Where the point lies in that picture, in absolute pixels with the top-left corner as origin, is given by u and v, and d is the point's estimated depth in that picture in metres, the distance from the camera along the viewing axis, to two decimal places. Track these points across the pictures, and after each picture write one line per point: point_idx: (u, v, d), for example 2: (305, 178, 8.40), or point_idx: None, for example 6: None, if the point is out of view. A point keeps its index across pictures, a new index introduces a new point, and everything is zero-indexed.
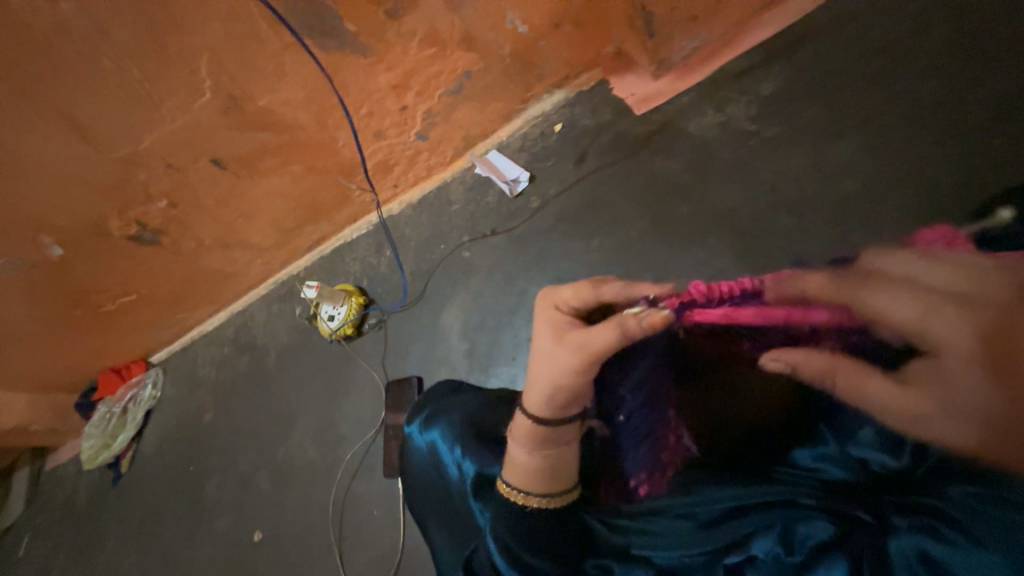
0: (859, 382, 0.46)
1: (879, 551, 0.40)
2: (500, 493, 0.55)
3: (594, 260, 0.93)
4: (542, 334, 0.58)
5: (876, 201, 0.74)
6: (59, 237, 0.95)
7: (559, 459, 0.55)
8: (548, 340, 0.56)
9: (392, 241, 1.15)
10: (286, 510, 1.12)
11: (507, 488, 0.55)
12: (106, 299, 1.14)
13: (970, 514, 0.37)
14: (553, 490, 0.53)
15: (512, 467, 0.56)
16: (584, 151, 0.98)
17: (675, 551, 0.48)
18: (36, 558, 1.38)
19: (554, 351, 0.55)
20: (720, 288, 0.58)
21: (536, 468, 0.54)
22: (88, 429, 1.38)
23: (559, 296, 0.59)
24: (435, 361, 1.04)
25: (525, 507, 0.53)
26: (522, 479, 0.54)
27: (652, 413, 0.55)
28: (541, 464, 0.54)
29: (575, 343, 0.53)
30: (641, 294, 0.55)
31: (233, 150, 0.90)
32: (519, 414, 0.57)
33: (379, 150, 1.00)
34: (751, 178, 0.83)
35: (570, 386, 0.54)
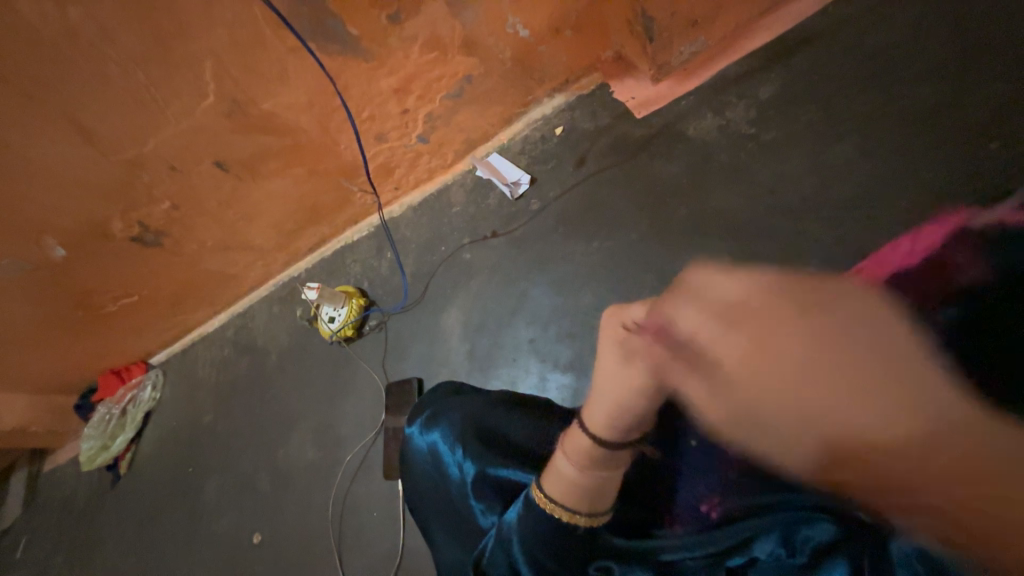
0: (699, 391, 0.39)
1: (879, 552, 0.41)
2: (540, 507, 0.52)
3: (593, 262, 0.94)
4: (613, 351, 0.48)
5: (869, 205, 0.75)
6: (62, 239, 0.95)
7: (610, 480, 0.50)
8: (623, 360, 0.47)
9: (393, 243, 1.15)
10: (285, 511, 1.12)
11: (548, 503, 0.51)
12: (107, 300, 1.14)
13: None
14: (602, 508, 0.51)
15: (557, 482, 0.51)
16: (583, 154, 0.99)
17: (680, 553, 0.49)
18: (33, 560, 1.38)
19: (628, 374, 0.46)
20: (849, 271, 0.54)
21: (586, 488, 0.50)
22: (87, 430, 1.38)
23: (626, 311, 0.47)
24: (436, 363, 1.04)
25: (570, 524, 0.50)
26: (570, 496, 0.50)
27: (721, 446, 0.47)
28: (592, 483, 0.50)
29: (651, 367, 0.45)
30: None
31: (236, 152, 0.91)
32: (577, 431, 0.50)
33: (380, 153, 1.01)
34: (749, 181, 0.84)
35: (643, 411, 0.47)
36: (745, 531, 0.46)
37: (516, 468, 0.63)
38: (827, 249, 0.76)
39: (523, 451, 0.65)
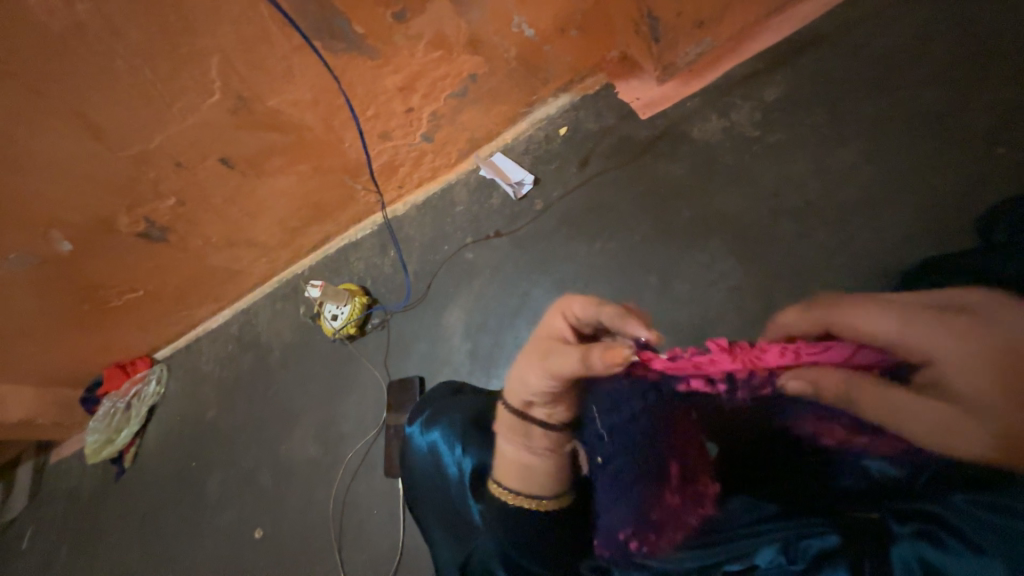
0: (889, 407, 0.39)
1: (880, 554, 0.41)
2: (493, 492, 0.57)
3: (595, 263, 0.93)
4: (542, 326, 0.57)
5: (876, 209, 0.75)
6: (69, 233, 0.96)
7: (540, 463, 0.56)
8: (540, 338, 0.56)
9: (396, 242, 1.16)
10: (286, 506, 1.13)
11: (497, 487, 0.57)
12: (113, 295, 1.15)
13: (966, 521, 0.37)
14: (540, 493, 0.55)
15: (501, 465, 0.58)
16: (587, 154, 0.98)
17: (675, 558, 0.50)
18: (39, 551, 1.40)
19: (530, 343, 0.57)
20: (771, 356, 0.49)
21: (521, 467, 0.56)
22: (93, 423, 1.39)
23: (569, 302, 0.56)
24: (437, 362, 1.05)
25: (515, 506, 0.55)
26: (510, 477, 0.56)
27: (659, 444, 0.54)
28: (524, 463, 0.56)
29: (541, 346, 0.55)
30: (632, 332, 0.50)
31: (241, 149, 0.91)
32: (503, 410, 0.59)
33: (384, 152, 1.01)
34: (754, 184, 0.83)
35: (537, 392, 0.54)
36: (747, 542, 0.48)
37: None
38: (832, 253, 0.75)
39: None
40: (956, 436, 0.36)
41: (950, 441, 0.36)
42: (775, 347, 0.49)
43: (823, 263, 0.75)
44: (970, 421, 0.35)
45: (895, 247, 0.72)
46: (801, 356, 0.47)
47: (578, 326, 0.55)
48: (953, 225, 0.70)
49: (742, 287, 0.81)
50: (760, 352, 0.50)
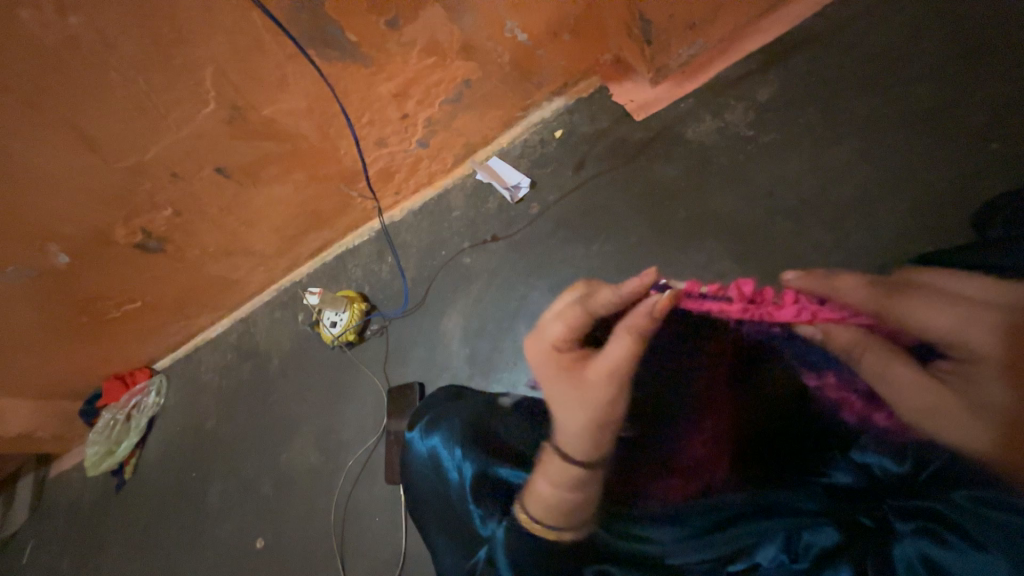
0: (892, 377, 0.53)
1: (882, 548, 0.47)
2: (527, 528, 0.57)
3: (593, 266, 0.94)
4: (543, 360, 0.60)
5: (872, 206, 0.75)
6: (66, 246, 0.96)
7: (584, 494, 0.56)
8: (553, 368, 0.59)
9: (393, 248, 1.16)
10: (288, 516, 1.12)
11: (535, 524, 0.56)
12: (111, 307, 1.15)
13: (961, 514, 0.45)
14: (580, 523, 0.56)
15: (536, 504, 0.57)
16: (583, 157, 0.99)
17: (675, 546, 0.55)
18: (40, 565, 1.39)
19: (549, 377, 0.59)
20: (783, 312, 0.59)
21: (565, 504, 0.56)
22: (93, 436, 1.39)
23: (545, 328, 0.62)
24: (436, 367, 1.04)
25: (558, 542, 0.56)
26: (550, 514, 0.56)
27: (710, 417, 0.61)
28: (567, 506, 0.56)
29: (568, 368, 0.58)
30: (632, 290, 0.56)
31: (237, 158, 0.91)
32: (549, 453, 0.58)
33: (380, 158, 1.01)
34: (750, 183, 0.83)
35: (603, 418, 0.56)
36: (749, 535, 0.53)
37: (519, 470, 0.64)
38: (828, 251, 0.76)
39: (525, 454, 0.66)
40: (939, 419, 0.50)
41: (960, 439, 0.48)
42: (790, 305, 0.59)
43: (820, 261, 0.76)
44: (977, 420, 0.48)
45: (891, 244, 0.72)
46: (818, 315, 0.58)
47: (573, 340, 0.60)
48: (948, 220, 0.70)
49: None
50: (778, 309, 0.60)
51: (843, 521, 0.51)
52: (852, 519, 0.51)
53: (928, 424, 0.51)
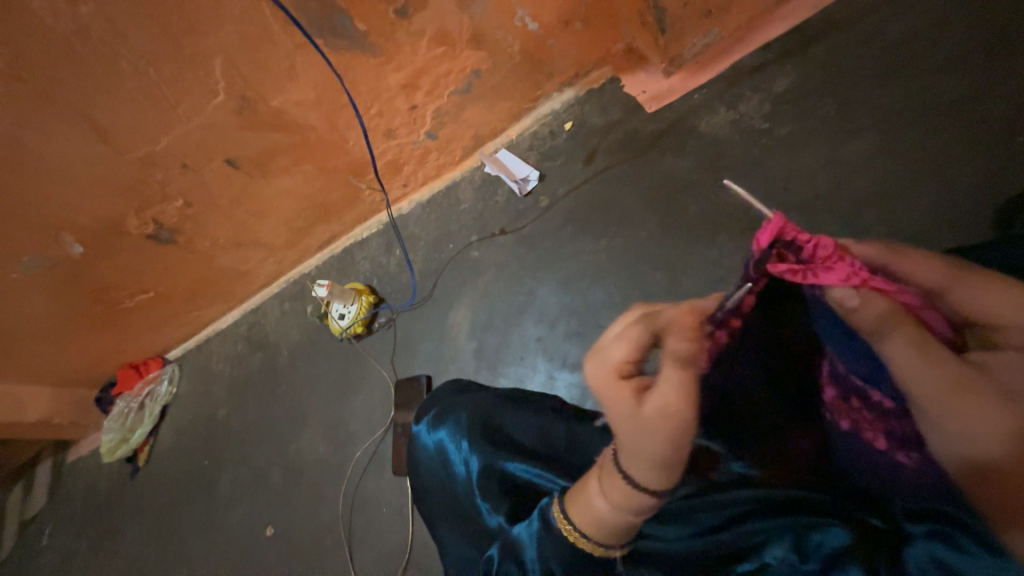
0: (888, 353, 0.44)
1: (894, 554, 0.44)
2: (562, 531, 0.52)
3: (602, 260, 0.93)
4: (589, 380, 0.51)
5: (891, 200, 0.73)
6: (79, 236, 0.97)
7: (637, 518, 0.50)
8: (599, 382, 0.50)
9: (401, 241, 1.16)
10: (296, 504, 1.14)
11: (570, 528, 0.52)
12: (124, 296, 1.16)
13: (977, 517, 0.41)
14: (612, 542, 0.51)
15: (575, 503, 0.52)
16: (593, 149, 0.97)
17: (677, 542, 0.54)
18: (58, 547, 1.42)
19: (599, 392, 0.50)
20: (837, 272, 0.47)
21: (611, 522, 0.50)
22: (107, 423, 1.41)
23: (604, 349, 0.52)
24: (444, 360, 1.04)
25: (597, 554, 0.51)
26: (589, 525, 0.51)
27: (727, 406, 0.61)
28: (619, 526, 0.50)
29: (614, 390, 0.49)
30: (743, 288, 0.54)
31: (247, 149, 0.91)
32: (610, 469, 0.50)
33: (389, 150, 1.01)
34: (764, 176, 0.81)
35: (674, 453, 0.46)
36: (757, 534, 0.51)
37: (525, 464, 0.63)
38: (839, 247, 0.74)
39: (530, 448, 0.66)
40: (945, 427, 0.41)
41: (968, 438, 0.39)
42: (842, 265, 0.47)
43: None
44: (1005, 411, 0.39)
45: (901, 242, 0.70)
46: (870, 281, 0.46)
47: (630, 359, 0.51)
48: (969, 217, 0.68)
49: None
50: (824, 269, 0.48)
51: (849, 518, 0.49)
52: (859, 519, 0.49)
53: (934, 412, 0.41)
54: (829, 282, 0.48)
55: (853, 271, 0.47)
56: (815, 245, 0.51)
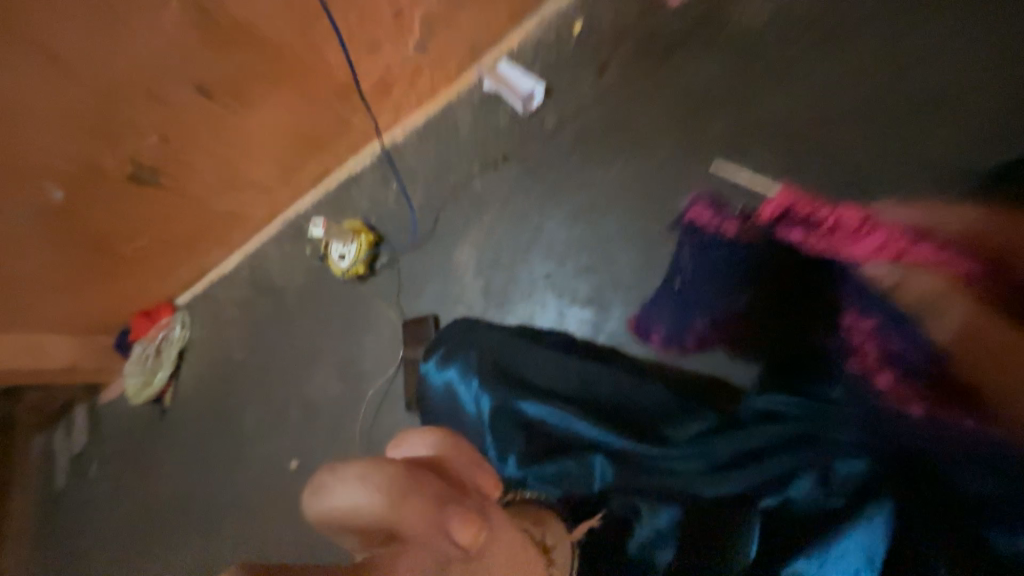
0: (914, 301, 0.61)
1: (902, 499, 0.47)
2: None
3: (619, 183, 0.88)
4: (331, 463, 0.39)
5: (917, 82, 0.74)
6: (62, 181, 0.87)
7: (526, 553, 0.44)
8: (336, 503, 0.36)
9: (398, 174, 1.08)
10: (317, 438, 1.17)
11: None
12: (123, 245, 1.09)
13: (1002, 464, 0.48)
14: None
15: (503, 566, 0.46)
16: (605, 60, 0.91)
17: (691, 477, 0.54)
18: (107, 478, 1.49)
19: (330, 497, 0.36)
20: (873, 239, 0.64)
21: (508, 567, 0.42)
22: (129, 367, 1.41)
23: (405, 443, 0.46)
24: (450, 300, 1.01)
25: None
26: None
27: (711, 306, 0.71)
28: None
29: (358, 506, 0.36)
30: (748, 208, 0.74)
31: (219, 74, 0.81)
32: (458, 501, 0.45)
33: (375, 69, 0.92)
34: (804, 79, 0.79)
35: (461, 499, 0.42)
36: (784, 465, 0.52)
37: (541, 404, 0.62)
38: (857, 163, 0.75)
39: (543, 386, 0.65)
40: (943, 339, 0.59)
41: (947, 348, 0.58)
42: (878, 237, 0.64)
43: (872, 153, 0.75)
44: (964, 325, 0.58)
45: (936, 170, 0.71)
46: (903, 255, 0.63)
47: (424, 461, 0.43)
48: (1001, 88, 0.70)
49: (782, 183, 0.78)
50: (867, 234, 0.65)
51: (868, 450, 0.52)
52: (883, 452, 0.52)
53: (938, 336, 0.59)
54: (870, 246, 0.64)
55: (887, 242, 0.64)
56: (840, 218, 0.67)
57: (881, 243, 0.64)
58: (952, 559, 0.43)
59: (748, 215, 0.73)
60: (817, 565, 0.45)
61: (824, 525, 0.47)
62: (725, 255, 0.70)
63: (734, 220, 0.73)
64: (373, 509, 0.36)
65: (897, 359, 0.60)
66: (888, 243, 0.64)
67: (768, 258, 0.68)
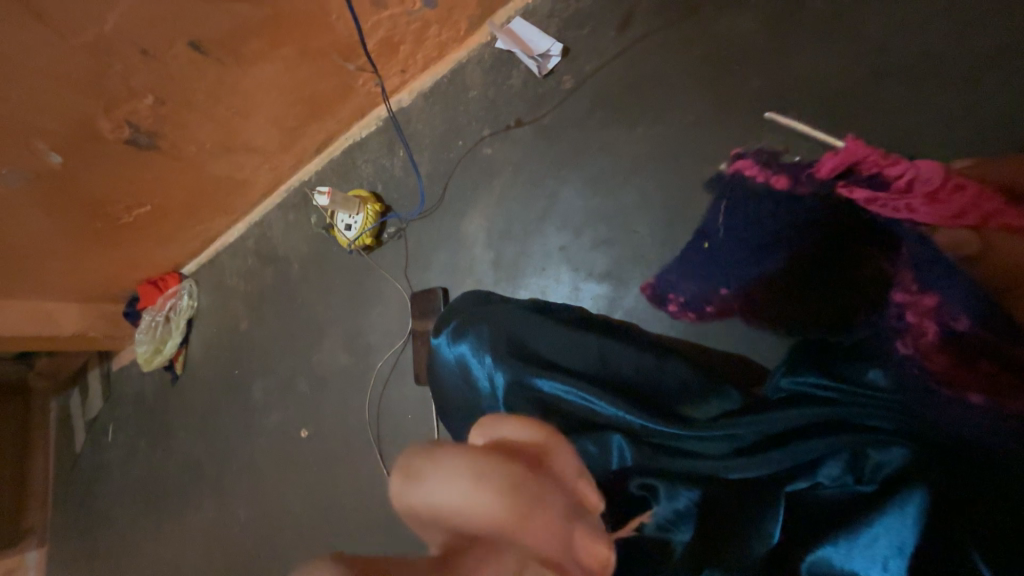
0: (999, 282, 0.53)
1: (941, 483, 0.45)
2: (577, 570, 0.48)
3: (639, 150, 0.84)
4: (439, 458, 0.40)
5: (976, 38, 0.68)
6: (54, 143, 0.83)
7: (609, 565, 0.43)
8: (443, 499, 0.38)
9: (404, 139, 1.04)
10: (326, 409, 1.17)
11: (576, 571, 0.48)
12: (122, 211, 1.07)
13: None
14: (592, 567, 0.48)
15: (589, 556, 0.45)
16: (629, 14, 0.86)
17: (712, 463, 0.53)
18: (122, 443, 1.52)
19: (433, 489, 0.38)
20: (947, 202, 0.58)
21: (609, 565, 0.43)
22: (139, 336, 1.42)
23: (498, 427, 0.45)
24: (459, 273, 0.98)
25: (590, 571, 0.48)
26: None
27: (744, 274, 0.70)
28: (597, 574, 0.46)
29: (468, 510, 0.37)
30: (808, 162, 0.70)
31: (211, 28, 0.76)
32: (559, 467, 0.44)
33: (380, 25, 0.86)
34: (854, 34, 0.74)
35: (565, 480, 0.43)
36: (814, 452, 0.50)
37: (558, 381, 0.60)
38: (896, 130, 0.71)
39: (558, 362, 0.63)
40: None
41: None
42: (952, 198, 0.58)
43: (922, 117, 0.70)
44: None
45: (989, 138, 0.66)
46: (984, 219, 0.56)
47: (528, 449, 0.43)
48: None
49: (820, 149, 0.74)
50: (939, 195, 0.58)
51: (904, 430, 0.49)
52: (916, 430, 0.49)
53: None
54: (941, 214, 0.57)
55: (971, 205, 0.57)
56: (916, 174, 0.61)
57: (956, 206, 0.57)
58: (987, 547, 0.41)
59: (804, 169, 0.69)
60: (844, 551, 0.44)
61: (852, 513, 0.46)
62: (765, 212, 0.68)
63: (786, 176, 0.69)
64: (477, 514, 0.37)
65: (969, 334, 0.52)
66: (967, 206, 0.57)
67: (814, 222, 0.65)
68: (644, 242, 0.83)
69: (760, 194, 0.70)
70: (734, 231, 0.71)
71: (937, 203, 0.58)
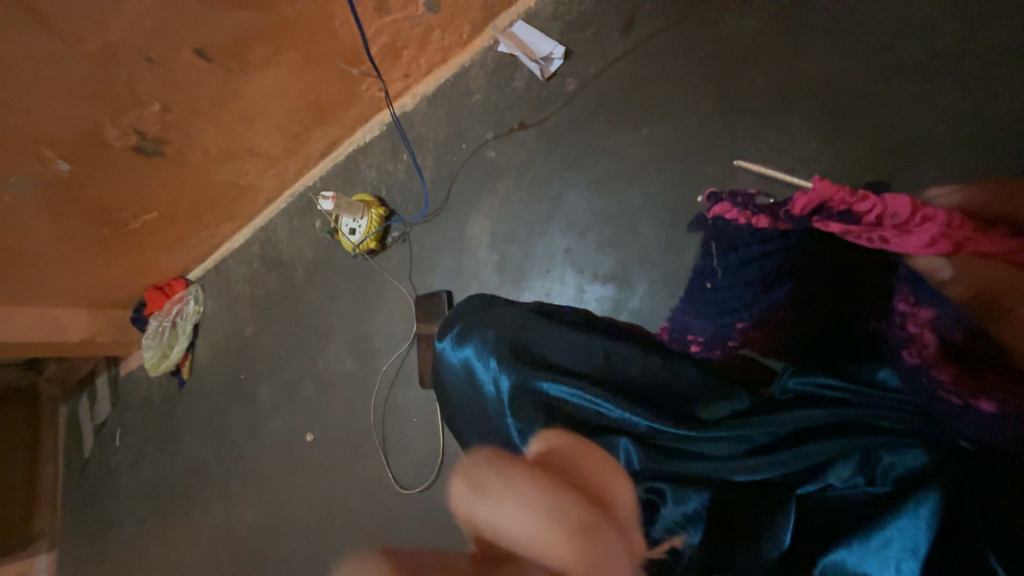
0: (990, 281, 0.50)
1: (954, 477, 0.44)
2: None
3: (644, 151, 0.84)
4: (501, 475, 0.42)
5: (983, 35, 0.67)
6: (63, 152, 0.84)
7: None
8: (507, 525, 0.39)
9: (409, 143, 1.04)
10: (331, 413, 1.17)
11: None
12: (128, 218, 1.07)
13: None
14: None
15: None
16: (632, 15, 0.85)
17: (723, 465, 0.53)
18: (130, 447, 1.53)
19: (494, 507, 0.40)
20: (921, 234, 0.55)
21: None
22: (146, 341, 1.42)
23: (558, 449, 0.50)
24: (464, 276, 0.98)
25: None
26: None
27: (758, 308, 0.66)
28: None
29: (516, 526, 0.39)
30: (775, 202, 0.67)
31: (217, 35, 0.76)
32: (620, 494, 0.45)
33: (384, 30, 0.87)
34: (860, 33, 0.73)
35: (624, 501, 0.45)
36: (820, 454, 0.50)
37: (563, 383, 0.59)
38: (901, 128, 0.70)
39: (563, 366, 0.62)
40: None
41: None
42: (923, 231, 0.55)
43: (929, 118, 0.69)
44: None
45: (999, 137, 0.66)
46: (961, 244, 0.53)
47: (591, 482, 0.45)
48: None
49: (822, 152, 0.74)
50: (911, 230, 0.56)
51: (916, 433, 0.49)
52: (926, 431, 0.49)
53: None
54: (917, 245, 0.55)
55: (943, 233, 0.54)
56: (884, 208, 0.58)
57: (930, 236, 0.54)
58: (1003, 544, 0.40)
59: (776, 210, 0.65)
60: (857, 554, 0.44)
61: (864, 516, 0.46)
62: (760, 257, 0.63)
63: (765, 215, 0.65)
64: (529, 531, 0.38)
65: (962, 344, 0.48)
66: (942, 234, 0.54)
67: (810, 254, 0.63)
68: (648, 244, 0.83)
69: (746, 234, 0.65)
70: (732, 274, 0.66)
71: (913, 235, 0.56)
